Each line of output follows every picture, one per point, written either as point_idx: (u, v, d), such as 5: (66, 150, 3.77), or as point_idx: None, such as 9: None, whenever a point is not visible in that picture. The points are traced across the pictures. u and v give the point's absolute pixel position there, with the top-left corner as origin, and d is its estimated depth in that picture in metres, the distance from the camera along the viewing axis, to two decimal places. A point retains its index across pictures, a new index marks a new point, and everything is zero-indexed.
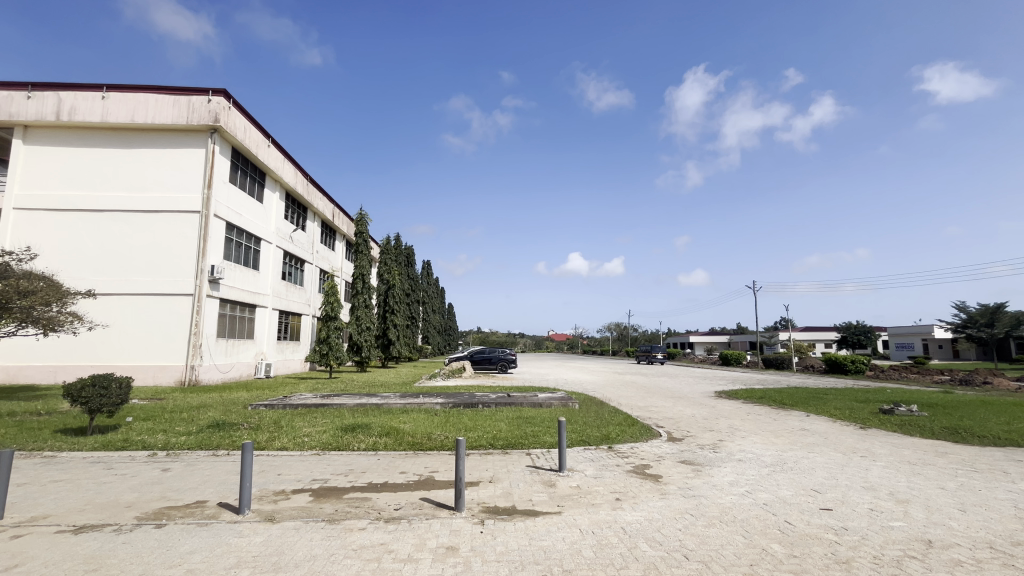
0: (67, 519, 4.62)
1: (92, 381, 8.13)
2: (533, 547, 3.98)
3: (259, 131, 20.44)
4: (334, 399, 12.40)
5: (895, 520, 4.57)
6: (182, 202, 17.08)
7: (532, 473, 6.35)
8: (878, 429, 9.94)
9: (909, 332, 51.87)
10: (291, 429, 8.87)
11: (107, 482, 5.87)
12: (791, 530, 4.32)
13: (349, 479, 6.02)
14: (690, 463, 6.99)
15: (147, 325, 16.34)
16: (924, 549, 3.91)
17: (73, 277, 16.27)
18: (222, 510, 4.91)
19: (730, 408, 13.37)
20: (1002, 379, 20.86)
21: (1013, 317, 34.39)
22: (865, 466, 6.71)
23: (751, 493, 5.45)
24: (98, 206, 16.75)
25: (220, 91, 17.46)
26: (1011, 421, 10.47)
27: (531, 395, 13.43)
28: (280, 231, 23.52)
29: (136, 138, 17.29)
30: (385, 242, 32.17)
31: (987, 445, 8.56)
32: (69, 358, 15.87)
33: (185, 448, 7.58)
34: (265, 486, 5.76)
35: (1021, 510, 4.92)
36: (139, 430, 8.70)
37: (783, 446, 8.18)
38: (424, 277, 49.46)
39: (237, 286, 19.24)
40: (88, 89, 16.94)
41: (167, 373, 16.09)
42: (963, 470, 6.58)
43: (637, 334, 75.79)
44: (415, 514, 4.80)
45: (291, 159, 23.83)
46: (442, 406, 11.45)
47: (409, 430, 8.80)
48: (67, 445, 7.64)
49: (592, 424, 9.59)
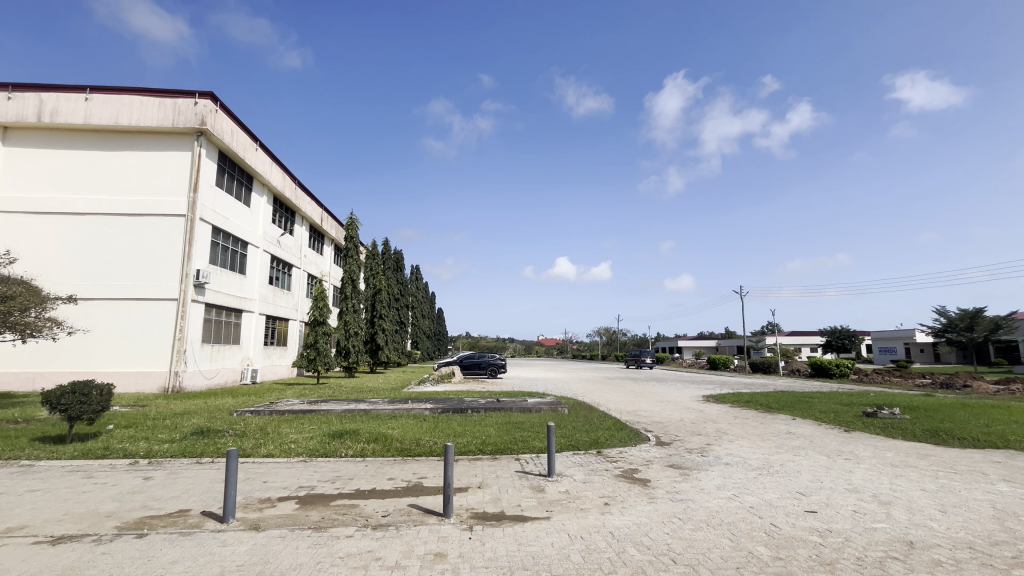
0: (44, 530, 4.50)
1: (73, 388, 7.97)
2: (522, 553, 3.97)
3: (247, 134, 20.29)
4: (321, 405, 12.26)
5: (878, 522, 4.63)
6: (167, 205, 16.82)
7: (522, 479, 6.32)
8: (861, 432, 10.14)
9: (891, 336, 52.86)
10: (278, 436, 8.79)
11: (86, 492, 5.73)
12: (777, 533, 4.37)
13: (336, 487, 5.96)
14: (678, 467, 7.01)
15: (130, 331, 16.05)
16: (906, 550, 3.97)
17: (53, 282, 15.93)
18: (206, 518, 4.84)
19: (717, 412, 13.47)
20: (981, 381, 21.59)
21: (992, 322, 35.26)
22: (849, 469, 6.81)
23: (737, 497, 5.49)
24: (79, 209, 16.45)
25: (207, 93, 17.32)
26: (990, 424, 10.72)
27: (520, 400, 13.40)
28: (267, 235, 23.27)
29: (120, 140, 17.05)
30: (373, 247, 32.05)
31: (968, 447, 8.75)
32: (48, 364, 15.51)
33: (169, 455, 7.48)
34: (250, 493, 5.70)
35: (999, 510, 5.04)
36: (120, 438, 8.55)
37: (769, 449, 8.28)
38: (414, 281, 49.14)
39: (224, 291, 19.02)
40: (71, 90, 16.69)
41: (150, 380, 15.81)
42: (943, 471, 6.74)
43: (626, 339, 76.10)
44: (403, 521, 4.76)
45: (279, 162, 23.67)
46: (432, 412, 11.39)
47: (397, 436, 8.73)
48: (44, 453, 7.46)
49: (581, 429, 9.61)
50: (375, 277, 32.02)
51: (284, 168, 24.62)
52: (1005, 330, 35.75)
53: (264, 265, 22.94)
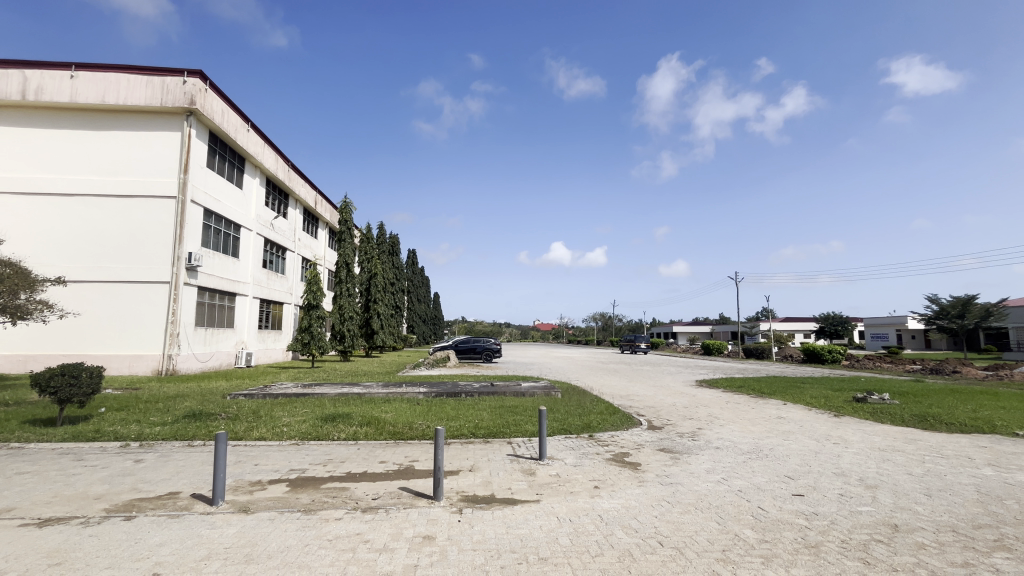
0: (31, 512, 4.49)
1: (62, 370, 7.89)
2: (510, 536, 3.98)
3: (238, 115, 19.89)
4: (315, 388, 12.29)
5: (864, 506, 4.67)
6: (156, 186, 16.56)
7: (513, 462, 6.33)
8: (850, 417, 10.24)
9: (883, 323, 53.31)
10: (271, 419, 8.80)
11: (76, 475, 5.71)
12: (763, 516, 4.40)
13: (327, 469, 5.97)
14: (669, 451, 7.05)
15: (122, 315, 15.91)
16: (890, 533, 4.01)
17: (41, 264, 15.72)
18: (195, 501, 4.83)
19: (710, 396, 13.53)
20: (970, 367, 21.78)
21: (984, 308, 35.67)
22: (837, 453, 6.86)
23: (726, 481, 5.53)
24: (67, 189, 16.16)
25: (196, 72, 16.91)
26: (978, 409, 10.84)
27: (515, 384, 13.45)
28: (259, 218, 23.02)
29: (106, 120, 16.68)
30: (367, 230, 31.83)
31: (955, 432, 8.88)
32: (40, 347, 15.43)
33: (160, 438, 7.45)
34: (241, 476, 5.69)
35: (982, 494, 5.12)
36: (112, 420, 8.51)
37: (759, 434, 8.33)
38: (409, 266, 48.78)
39: (216, 274, 18.86)
40: (56, 67, 16.26)
41: (143, 363, 15.74)
42: (929, 456, 6.81)
43: (621, 324, 76.52)
44: (393, 503, 4.77)
45: (270, 143, 23.26)
46: (426, 395, 11.44)
47: (390, 419, 8.75)
48: (35, 435, 7.43)
49: (574, 413, 9.66)
50: (370, 262, 31.82)
51: (277, 149, 24.26)
52: (996, 317, 36.14)
53: (257, 248, 22.71)
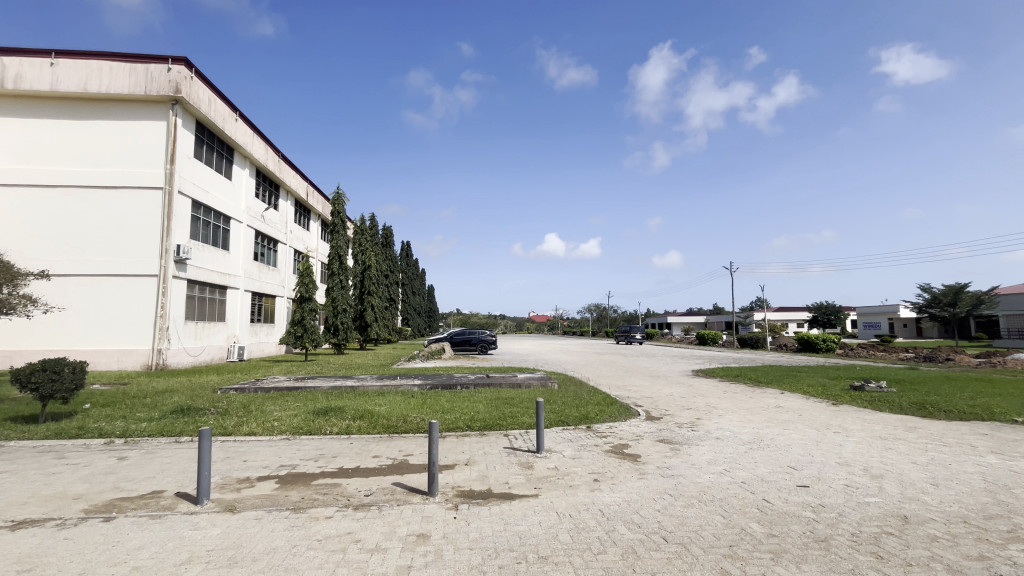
0: (5, 514, 4.27)
1: (43, 365, 7.63)
2: (508, 533, 3.82)
3: (225, 104, 19.41)
4: (308, 381, 12.08)
5: (871, 497, 4.55)
6: (142, 176, 16.15)
7: (510, 456, 6.17)
8: (849, 406, 10.17)
9: (875, 312, 53.60)
10: (262, 413, 8.59)
11: (55, 474, 5.48)
12: (770, 509, 4.27)
13: (319, 465, 5.78)
14: (668, 442, 6.92)
15: (109, 309, 15.57)
16: (901, 525, 3.88)
17: (24, 257, 15.30)
18: (180, 500, 4.63)
19: (707, 386, 13.43)
20: (962, 355, 21.85)
21: (975, 297, 35.90)
22: (839, 442, 6.76)
23: (728, 472, 5.40)
24: (49, 181, 15.71)
25: (181, 59, 16.42)
26: (976, 397, 10.80)
27: (510, 375, 13.27)
28: (250, 210, 22.63)
29: (89, 109, 16.19)
30: (361, 222, 31.45)
31: (954, 419, 8.82)
32: (25, 342, 15.10)
33: (145, 435, 7.22)
34: (228, 473, 5.48)
35: (990, 482, 5.01)
36: (96, 416, 8.26)
37: (759, 423, 8.22)
38: (402, 258, 48.37)
39: (206, 267, 18.50)
40: (35, 54, 15.71)
41: (132, 358, 15.43)
42: (932, 444, 6.71)
43: (616, 315, 76.63)
44: (386, 500, 4.60)
45: (259, 133, 22.78)
46: (421, 388, 11.27)
47: (384, 413, 8.57)
48: (16, 433, 7.18)
49: (571, 404, 9.52)
50: (363, 253, 31.44)
51: (267, 140, 23.77)
52: (987, 305, 36.36)
53: (248, 241, 22.34)
